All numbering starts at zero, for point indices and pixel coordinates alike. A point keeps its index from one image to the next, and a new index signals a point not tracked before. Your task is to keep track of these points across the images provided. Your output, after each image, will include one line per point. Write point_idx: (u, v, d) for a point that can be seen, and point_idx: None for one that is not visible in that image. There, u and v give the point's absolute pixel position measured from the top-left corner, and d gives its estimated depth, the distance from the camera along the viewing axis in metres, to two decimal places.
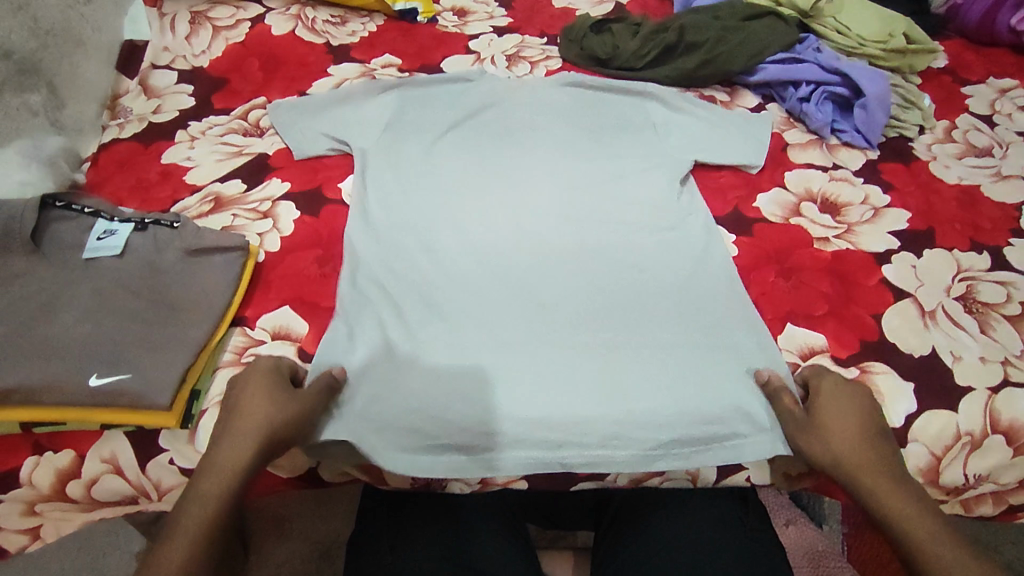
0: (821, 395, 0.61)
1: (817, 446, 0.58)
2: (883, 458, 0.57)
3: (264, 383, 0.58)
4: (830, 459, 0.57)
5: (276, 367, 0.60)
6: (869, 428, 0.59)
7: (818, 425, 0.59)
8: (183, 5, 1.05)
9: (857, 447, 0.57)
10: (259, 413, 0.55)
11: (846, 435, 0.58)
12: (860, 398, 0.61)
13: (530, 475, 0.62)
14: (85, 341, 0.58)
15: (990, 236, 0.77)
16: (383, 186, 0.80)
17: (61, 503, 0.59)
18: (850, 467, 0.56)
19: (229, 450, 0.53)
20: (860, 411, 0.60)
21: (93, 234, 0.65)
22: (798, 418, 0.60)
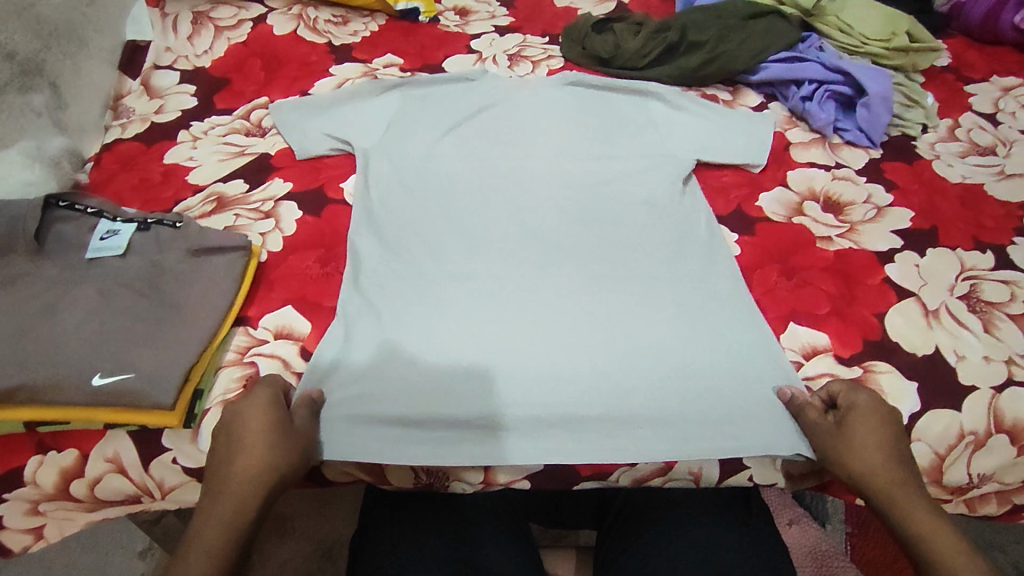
0: (849, 409, 0.60)
1: (846, 466, 0.58)
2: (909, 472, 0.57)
3: (260, 411, 0.56)
4: (860, 477, 0.57)
5: (273, 390, 0.58)
6: (898, 450, 0.58)
7: (846, 440, 0.58)
8: (185, 6, 1.05)
9: (885, 474, 0.57)
10: (257, 453, 0.54)
11: (876, 452, 0.57)
12: (890, 413, 0.60)
13: (534, 474, 0.62)
14: (88, 340, 0.58)
15: (994, 235, 0.77)
16: (385, 186, 0.80)
17: (66, 502, 0.59)
18: (875, 484, 0.56)
19: (228, 493, 0.52)
20: (891, 429, 0.59)
21: (96, 234, 0.65)
22: (827, 434, 0.59)
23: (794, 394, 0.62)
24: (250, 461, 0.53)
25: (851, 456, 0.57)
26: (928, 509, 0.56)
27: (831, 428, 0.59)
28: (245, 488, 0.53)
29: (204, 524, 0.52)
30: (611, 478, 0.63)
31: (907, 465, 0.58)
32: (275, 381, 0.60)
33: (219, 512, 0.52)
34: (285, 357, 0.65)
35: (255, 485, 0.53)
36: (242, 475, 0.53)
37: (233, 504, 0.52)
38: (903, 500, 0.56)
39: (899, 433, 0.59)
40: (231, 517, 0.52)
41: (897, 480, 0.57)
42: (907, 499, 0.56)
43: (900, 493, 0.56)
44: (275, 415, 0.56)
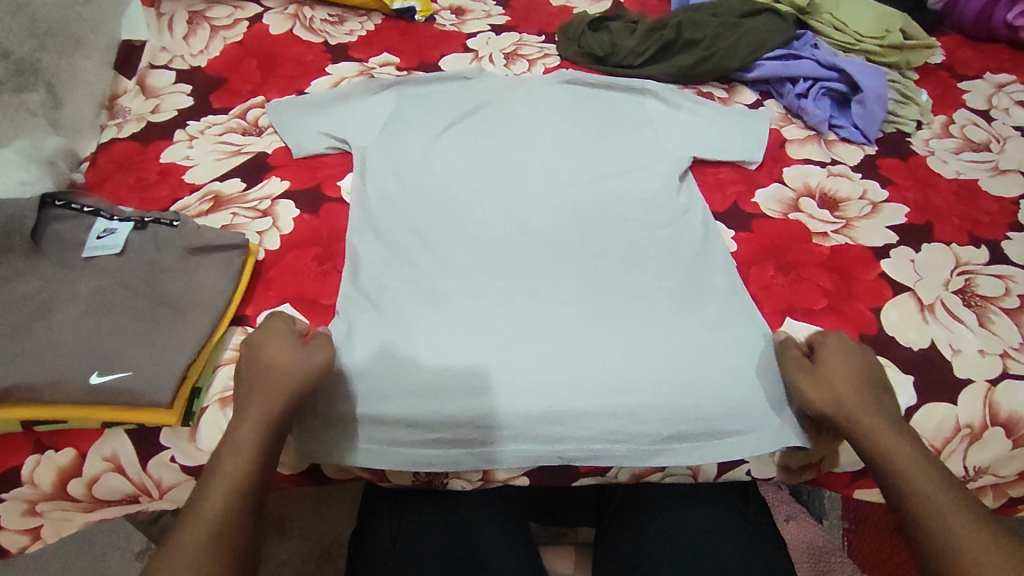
0: (826, 351, 0.63)
1: (818, 395, 0.60)
2: (880, 404, 0.60)
3: (267, 372, 0.58)
4: (830, 402, 0.60)
5: (287, 341, 0.61)
6: (871, 385, 0.61)
7: (819, 373, 0.62)
8: (180, 6, 1.05)
9: (861, 417, 0.59)
10: (259, 424, 0.56)
11: (846, 382, 0.60)
12: (865, 356, 0.63)
13: (532, 469, 0.63)
14: (85, 339, 0.58)
15: (988, 230, 0.77)
16: (382, 184, 0.80)
17: (63, 502, 0.59)
18: (843, 409, 0.59)
19: (237, 445, 0.54)
20: (864, 368, 0.62)
21: (93, 233, 0.65)
22: (804, 367, 0.63)
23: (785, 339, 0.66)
24: (253, 430, 0.55)
25: (824, 393, 0.60)
26: (917, 460, 0.56)
27: (807, 365, 0.63)
28: (251, 439, 0.55)
29: (200, 502, 0.51)
30: (610, 473, 0.64)
31: (889, 416, 0.59)
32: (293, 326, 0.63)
33: (220, 485, 0.52)
34: None
35: (258, 454, 0.54)
36: (244, 446, 0.54)
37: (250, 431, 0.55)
38: (886, 448, 0.57)
39: (881, 384, 0.62)
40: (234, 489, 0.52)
41: (877, 425, 0.58)
42: (892, 447, 0.57)
43: (879, 434, 0.58)
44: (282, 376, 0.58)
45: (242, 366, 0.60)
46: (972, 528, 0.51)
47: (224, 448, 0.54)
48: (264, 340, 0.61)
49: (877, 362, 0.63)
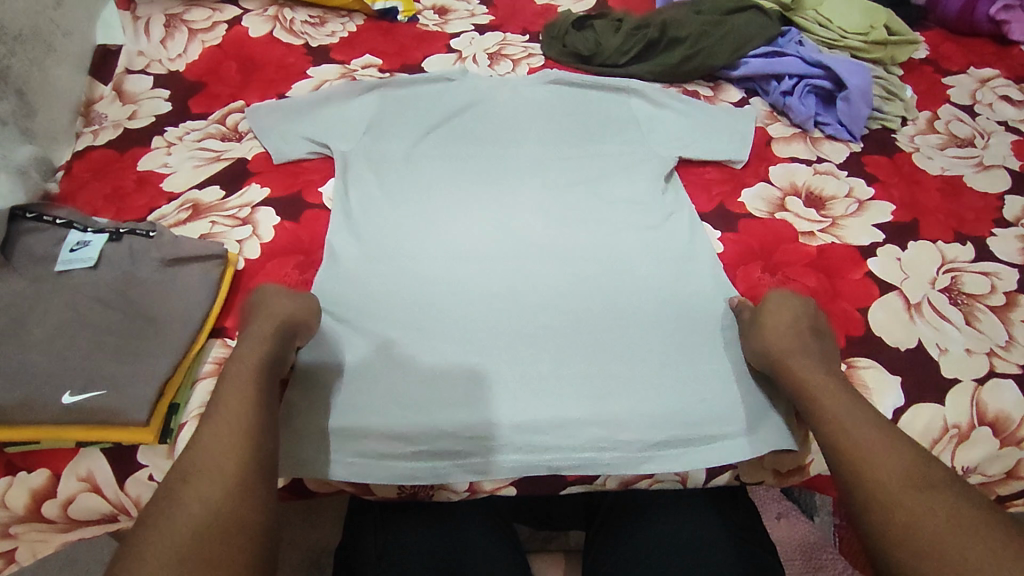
0: (770, 303, 0.65)
1: (753, 344, 0.63)
2: (808, 348, 0.62)
3: (248, 347, 0.58)
4: (761, 350, 0.62)
5: (267, 320, 0.61)
6: (803, 332, 0.63)
7: (754, 324, 0.64)
8: (157, 8, 1.03)
9: (796, 364, 0.60)
10: (240, 417, 0.53)
11: (777, 330, 0.63)
12: (801, 309, 0.65)
13: (519, 479, 0.63)
14: (56, 357, 0.56)
15: (974, 227, 0.77)
16: (364, 188, 0.78)
17: (38, 523, 0.58)
18: (772, 353, 0.62)
19: (240, 369, 0.57)
20: (799, 319, 0.64)
21: (66, 246, 0.63)
22: (745, 321, 0.66)
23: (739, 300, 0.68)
24: (232, 421, 0.53)
25: (758, 338, 0.63)
26: (851, 407, 0.56)
27: (748, 321, 0.65)
28: (254, 362, 0.57)
29: (218, 425, 0.53)
30: (598, 481, 0.63)
31: (824, 364, 0.61)
32: (276, 299, 0.63)
33: (197, 482, 0.49)
34: None
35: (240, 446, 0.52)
36: (223, 441, 0.52)
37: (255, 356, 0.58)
38: (818, 396, 0.58)
39: (816, 332, 0.64)
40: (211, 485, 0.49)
41: (810, 371, 0.59)
42: (827, 395, 0.57)
43: (802, 372, 0.60)
44: (259, 361, 0.58)
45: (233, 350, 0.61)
46: (902, 474, 0.51)
47: (204, 444, 0.52)
48: (266, 293, 0.64)
49: (819, 314, 0.66)
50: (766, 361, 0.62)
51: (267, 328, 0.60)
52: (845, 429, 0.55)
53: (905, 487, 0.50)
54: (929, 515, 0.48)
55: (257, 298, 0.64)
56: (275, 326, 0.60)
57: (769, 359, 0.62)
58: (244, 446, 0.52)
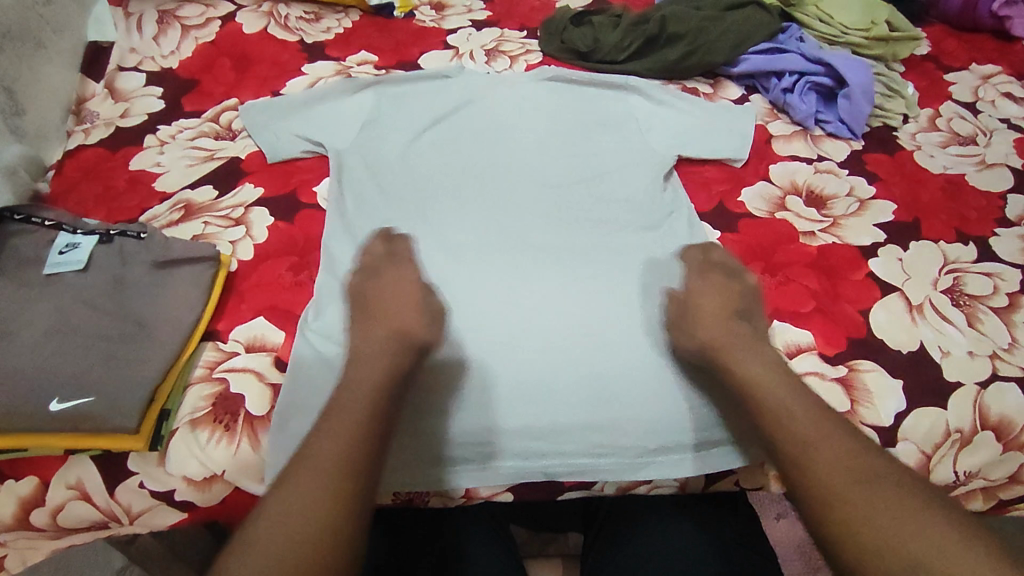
0: (694, 295, 0.66)
1: (684, 342, 0.63)
2: (740, 338, 0.62)
3: (373, 359, 0.58)
4: (697, 347, 0.62)
5: (388, 339, 0.60)
6: (734, 323, 0.63)
7: (685, 319, 0.64)
8: (150, 4, 1.02)
9: (734, 358, 0.61)
10: (344, 433, 0.53)
11: (710, 324, 0.63)
12: (727, 299, 0.66)
13: (516, 485, 0.62)
14: (45, 361, 0.55)
15: (976, 226, 0.76)
16: (360, 188, 0.77)
17: (27, 531, 0.57)
18: (707, 349, 0.62)
19: (360, 380, 0.57)
20: (730, 311, 0.64)
21: (54, 249, 0.62)
22: (674, 315, 0.65)
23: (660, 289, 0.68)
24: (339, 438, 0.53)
25: (689, 334, 0.63)
26: (791, 397, 0.57)
27: (677, 314, 0.65)
28: (373, 376, 0.57)
29: (339, 428, 0.53)
30: (595, 487, 0.63)
31: (759, 356, 0.61)
32: (397, 311, 0.62)
33: (297, 494, 0.50)
34: (258, 369, 0.62)
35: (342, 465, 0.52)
36: (345, 447, 0.52)
37: (378, 370, 0.57)
38: (758, 388, 0.58)
39: (741, 317, 0.64)
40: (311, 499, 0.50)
41: (750, 367, 0.60)
42: (769, 388, 0.58)
43: (740, 367, 0.60)
44: (380, 376, 0.57)
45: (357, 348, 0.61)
46: (843, 464, 0.53)
47: (323, 446, 0.53)
48: (386, 306, 0.63)
49: (744, 292, 0.67)
50: (701, 359, 0.62)
51: (390, 345, 0.60)
52: (787, 421, 0.56)
53: (847, 477, 0.52)
54: (875, 510, 0.50)
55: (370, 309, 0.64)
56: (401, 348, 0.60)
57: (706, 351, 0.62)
58: (360, 455, 0.52)
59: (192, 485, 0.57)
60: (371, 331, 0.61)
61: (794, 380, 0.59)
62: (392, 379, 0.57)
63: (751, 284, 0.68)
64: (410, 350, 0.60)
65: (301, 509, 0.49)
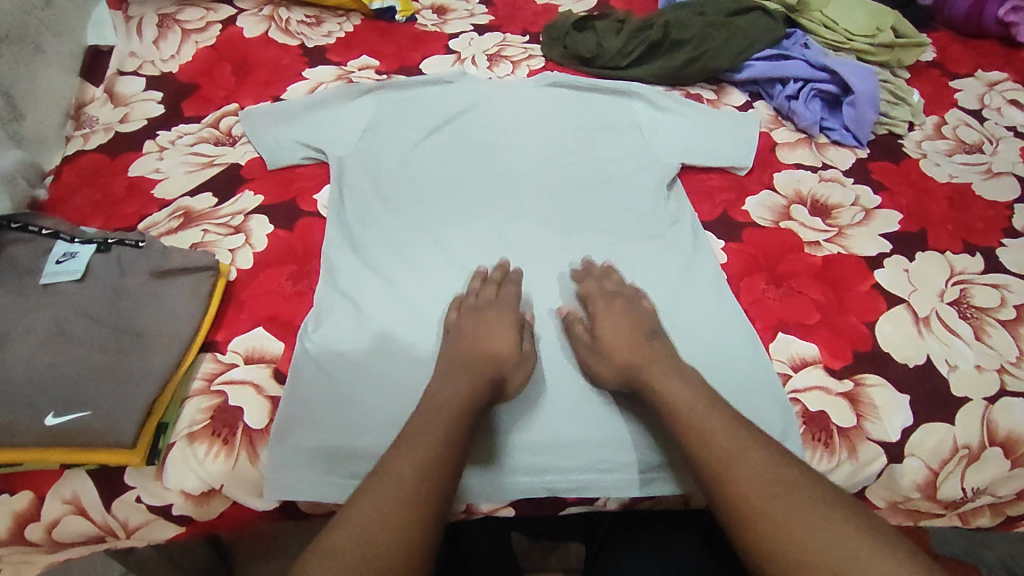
0: (599, 319, 0.64)
1: (600, 368, 0.61)
2: (654, 355, 0.60)
3: (462, 377, 0.58)
4: (614, 371, 0.60)
5: (478, 359, 0.60)
6: (644, 341, 0.61)
7: (596, 343, 0.63)
8: (150, 8, 1.01)
9: (652, 376, 0.58)
10: (429, 444, 0.52)
11: (620, 345, 0.61)
12: (630, 316, 0.64)
13: (517, 501, 0.60)
14: (41, 373, 0.55)
15: (983, 237, 0.75)
16: (360, 196, 0.77)
17: (22, 546, 0.56)
18: (625, 370, 0.60)
19: (445, 397, 0.56)
20: (638, 329, 0.62)
21: (51, 258, 0.62)
22: (585, 340, 0.63)
23: (567, 314, 0.66)
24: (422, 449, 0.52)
25: (603, 360, 0.61)
26: (710, 412, 0.55)
27: (586, 340, 0.63)
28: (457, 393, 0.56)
29: (424, 439, 0.52)
30: (598, 502, 0.61)
31: (678, 372, 0.59)
32: (482, 324, 0.62)
33: (382, 499, 0.48)
34: (257, 381, 0.61)
35: (424, 476, 0.50)
36: (427, 457, 0.51)
37: (464, 388, 0.57)
38: (677, 406, 0.56)
39: (654, 334, 0.63)
40: (391, 509, 0.48)
41: (665, 381, 0.58)
42: (687, 401, 0.56)
43: (659, 385, 0.58)
44: (466, 394, 0.56)
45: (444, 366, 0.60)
46: (764, 477, 0.50)
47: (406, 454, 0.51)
48: (478, 327, 0.62)
49: (652, 311, 0.65)
50: (622, 381, 0.60)
51: (480, 366, 0.59)
52: (710, 441, 0.53)
53: (766, 493, 0.50)
54: (788, 517, 0.48)
55: (454, 323, 0.64)
56: (490, 369, 0.59)
57: (624, 375, 0.60)
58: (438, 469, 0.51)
59: (189, 500, 0.56)
60: (461, 351, 0.61)
61: (708, 391, 0.57)
62: (477, 396, 0.57)
63: (648, 305, 0.66)
64: (499, 370, 0.59)
65: (381, 515, 0.47)
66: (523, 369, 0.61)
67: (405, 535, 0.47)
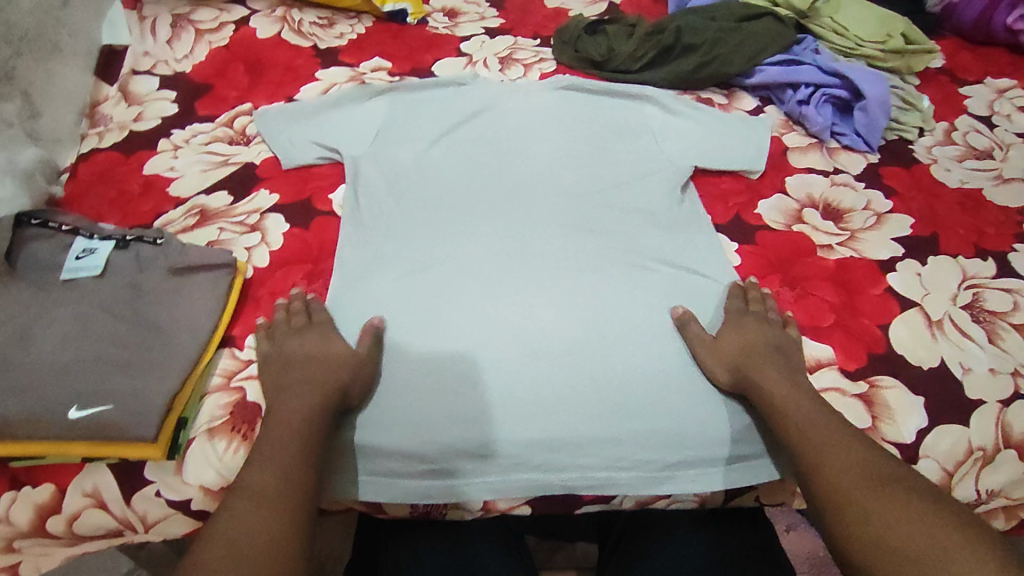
0: (727, 326, 0.66)
1: (713, 366, 0.63)
2: (769, 360, 0.63)
3: (305, 380, 0.59)
4: (729, 372, 0.63)
5: (318, 364, 0.60)
6: (768, 348, 0.64)
7: (715, 344, 0.64)
8: (164, 8, 1.01)
9: (761, 376, 0.61)
10: (282, 456, 0.53)
11: (739, 349, 0.64)
12: (757, 326, 0.66)
13: (534, 498, 0.61)
14: (63, 369, 0.55)
15: (994, 241, 0.76)
16: (375, 196, 0.77)
17: (41, 539, 0.56)
18: (739, 369, 0.62)
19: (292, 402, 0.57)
20: (762, 337, 0.64)
21: (72, 253, 0.62)
22: (706, 341, 0.64)
23: (682, 312, 0.67)
24: (275, 463, 0.53)
25: (718, 359, 0.63)
26: (815, 414, 0.58)
27: (708, 340, 0.65)
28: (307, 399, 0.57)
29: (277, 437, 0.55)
30: (614, 501, 0.63)
31: (791, 378, 0.61)
32: (313, 334, 0.63)
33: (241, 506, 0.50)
34: None
35: (283, 484, 0.52)
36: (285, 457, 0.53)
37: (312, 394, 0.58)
38: (783, 404, 0.59)
39: (778, 348, 0.64)
40: (257, 513, 0.50)
41: (774, 383, 0.61)
42: (791, 399, 0.59)
43: (770, 385, 0.61)
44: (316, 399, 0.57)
45: (280, 372, 0.60)
46: (861, 475, 0.53)
47: (266, 454, 0.54)
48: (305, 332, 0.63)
49: (789, 333, 0.66)
50: (733, 381, 0.62)
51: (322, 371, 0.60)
52: (809, 436, 0.56)
53: (863, 487, 0.53)
54: (887, 513, 0.51)
55: (281, 337, 0.63)
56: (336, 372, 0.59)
57: (735, 377, 0.62)
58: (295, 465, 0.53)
59: (208, 494, 0.56)
60: (301, 356, 0.61)
61: (816, 397, 0.60)
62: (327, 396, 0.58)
63: (791, 334, 0.66)
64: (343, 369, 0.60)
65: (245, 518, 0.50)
66: (364, 374, 0.61)
67: (274, 537, 0.49)
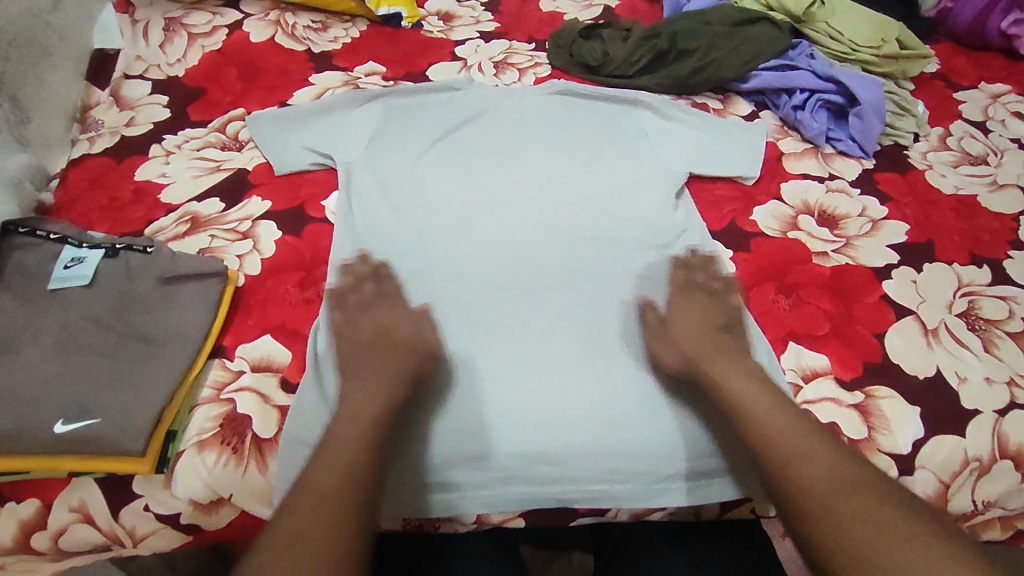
0: (676, 307, 0.67)
1: (661, 352, 0.64)
2: (723, 349, 0.63)
3: (372, 368, 0.59)
4: (680, 360, 0.63)
5: (387, 351, 0.61)
6: (718, 335, 0.64)
7: (665, 330, 0.65)
8: (156, 11, 1.00)
9: (711, 368, 0.61)
10: (353, 450, 0.52)
11: (692, 338, 0.64)
12: (709, 311, 0.67)
13: (528, 511, 0.61)
14: (49, 381, 0.55)
15: (989, 248, 0.76)
16: (369, 202, 0.76)
17: (27, 554, 0.56)
18: (690, 358, 0.62)
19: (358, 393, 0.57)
20: (712, 327, 0.65)
21: (60, 263, 0.61)
22: (653, 325, 0.66)
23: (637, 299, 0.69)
24: (343, 455, 0.52)
25: (670, 346, 0.64)
26: (777, 410, 0.56)
27: (658, 329, 0.66)
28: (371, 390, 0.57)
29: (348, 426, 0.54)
30: (608, 514, 0.62)
31: (748, 371, 0.60)
32: (373, 316, 0.64)
33: (312, 495, 0.49)
34: (263, 390, 0.61)
35: (348, 476, 0.51)
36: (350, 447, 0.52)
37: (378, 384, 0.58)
38: (742, 399, 0.58)
39: (726, 328, 0.65)
40: (330, 502, 0.49)
41: (728, 377, 0.60)
42: (748, 394, 0.58)
43: (731, 379, 0.59)
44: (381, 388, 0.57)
45: (342, 358, 0.61)
46: (828, 475, 0.52)
47: (337, 442, 0.53)
48: (367, 319, 0.64)
49: (733, 304, 0.68)
50: (685, 371, 0.62)
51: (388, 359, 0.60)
52: (772, 433, 0.55)
53: (832, 487, 0.51)
54: (858, 515, 0.49)
55: (344, 315, 0.64)
56: (398, 361, 0.60)
57: (683, 363, 0.62)
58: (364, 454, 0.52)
59: (197, 508, 0.56)
60: (364, 346, 0.61)
61: (773, 389, 0.59)
62: (392, 387, 0.58)
63: (733, 304, 0.68)
64: (406, 358, 0.61)
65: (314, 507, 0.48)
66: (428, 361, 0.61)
67: (346, 527, 0.48)
